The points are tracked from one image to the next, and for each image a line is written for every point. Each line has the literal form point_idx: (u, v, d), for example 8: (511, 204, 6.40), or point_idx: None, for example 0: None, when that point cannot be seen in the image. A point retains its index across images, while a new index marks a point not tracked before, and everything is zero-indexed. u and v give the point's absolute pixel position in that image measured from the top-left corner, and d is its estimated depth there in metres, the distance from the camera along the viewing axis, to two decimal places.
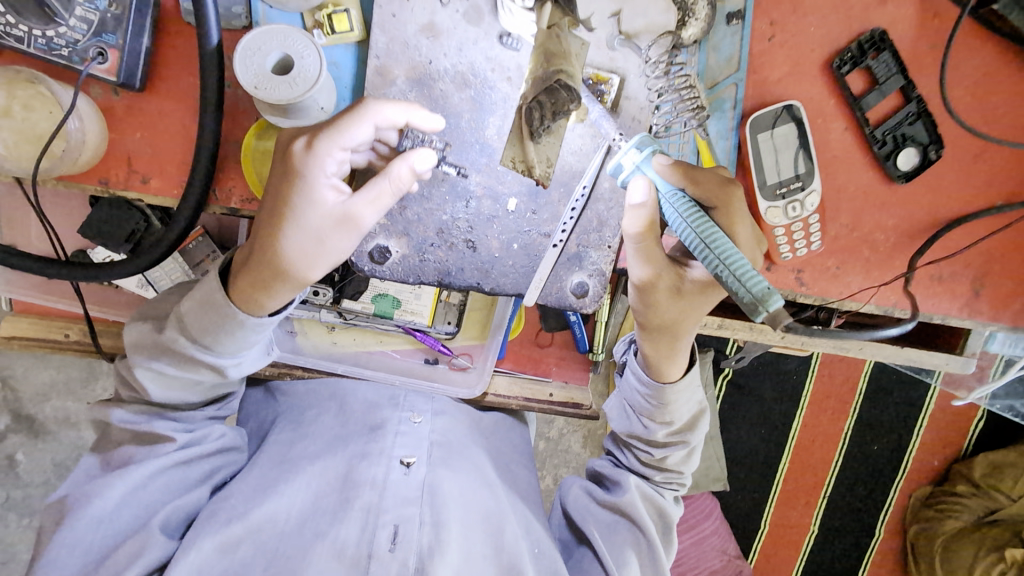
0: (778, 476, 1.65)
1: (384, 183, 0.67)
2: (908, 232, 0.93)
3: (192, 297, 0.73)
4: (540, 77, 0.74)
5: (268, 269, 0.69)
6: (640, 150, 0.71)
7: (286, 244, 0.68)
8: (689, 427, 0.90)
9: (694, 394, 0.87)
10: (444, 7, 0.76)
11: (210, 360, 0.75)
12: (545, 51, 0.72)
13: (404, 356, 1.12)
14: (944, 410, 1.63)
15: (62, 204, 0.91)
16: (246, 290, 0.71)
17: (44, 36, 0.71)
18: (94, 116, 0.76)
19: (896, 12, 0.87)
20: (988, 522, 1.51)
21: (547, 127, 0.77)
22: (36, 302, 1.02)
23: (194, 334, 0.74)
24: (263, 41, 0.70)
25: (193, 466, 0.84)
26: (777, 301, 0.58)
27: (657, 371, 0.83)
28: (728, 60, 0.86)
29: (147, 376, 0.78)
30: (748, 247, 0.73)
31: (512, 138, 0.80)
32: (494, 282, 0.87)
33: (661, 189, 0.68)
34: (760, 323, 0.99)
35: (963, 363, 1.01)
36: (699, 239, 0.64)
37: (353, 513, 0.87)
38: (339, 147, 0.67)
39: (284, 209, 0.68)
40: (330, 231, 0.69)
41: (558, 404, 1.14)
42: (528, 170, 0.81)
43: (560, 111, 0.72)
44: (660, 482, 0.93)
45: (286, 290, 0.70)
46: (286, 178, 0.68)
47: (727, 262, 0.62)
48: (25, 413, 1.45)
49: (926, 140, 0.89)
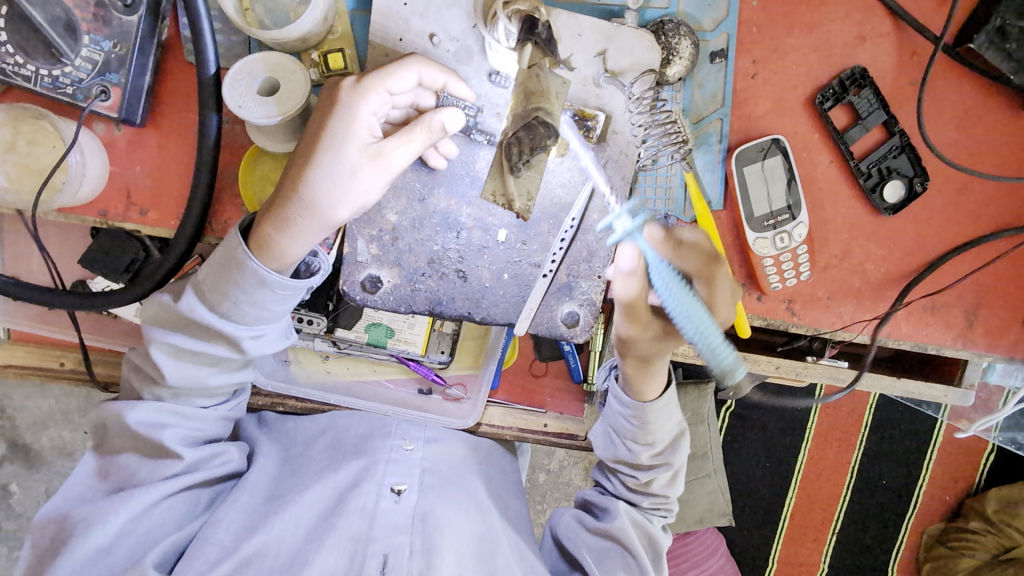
0: (784, 510, 1.61)
1: (419, 128, 0.68)
2: (899, 262, 0.93)
3: (213, 258, 0.72)
4: (520, 114, 0.75)
5: (297, 204, 0.69)
6: (633, 219, 0.77)
7: (317, 178, 0.69)
8: (672, 449, 0.90)
9: (674, 414, 0.89)
10: (436, 46, 0.79)
11: (228, 330, 0.74)
12: (525, 91, 0.74)
13: (397, 386, 1.11)
14: (952, 442, 1.60)
15: (63, 235, 0.93)
16: (271, 223, 0.70)
17: (50, 75, 0.74)
18: (96, 150, 0.79)
19: (876, 50, 0.90)
20: (1004, 560, 1.45)
21: (525, 163, 0.77)
22: (34, 331, 1.03)
23: (213, 300, 0.73)
24: (253, 67, 0.74)
25: (194, 495, 0.82)
26: (741, 371, 0.73)
27: (636, 390, 0.86)
28: (713, 96, 0.89)
29: (164, 353, 0.76)
30: (726, 307, 0.76)
31: (492, 173, 0.81)
32: (485, 312, 0.87)
33: (651, 259, 0.74)
34: (753, 353, 0.97)
35: (961, 396, 1.00)
36: (680, 313, 0.74)
37: (339, 542, 0.84)
38: (383, 88, 0.69)
39: (321, 141, 0.69)
40: (361, 166, 0.69)
41: (553, 435, 1.13)
42: (507, 204, 0.82)
43: (539, 147, 0.73)
44: (648, 509, 0.92)
45: (310, 222, 0.70)
46: (328, 110, 0.69)
47: (706, 336, 0.72)
48: (22, 442, 1.44)
49: (910, 173, 0.91)
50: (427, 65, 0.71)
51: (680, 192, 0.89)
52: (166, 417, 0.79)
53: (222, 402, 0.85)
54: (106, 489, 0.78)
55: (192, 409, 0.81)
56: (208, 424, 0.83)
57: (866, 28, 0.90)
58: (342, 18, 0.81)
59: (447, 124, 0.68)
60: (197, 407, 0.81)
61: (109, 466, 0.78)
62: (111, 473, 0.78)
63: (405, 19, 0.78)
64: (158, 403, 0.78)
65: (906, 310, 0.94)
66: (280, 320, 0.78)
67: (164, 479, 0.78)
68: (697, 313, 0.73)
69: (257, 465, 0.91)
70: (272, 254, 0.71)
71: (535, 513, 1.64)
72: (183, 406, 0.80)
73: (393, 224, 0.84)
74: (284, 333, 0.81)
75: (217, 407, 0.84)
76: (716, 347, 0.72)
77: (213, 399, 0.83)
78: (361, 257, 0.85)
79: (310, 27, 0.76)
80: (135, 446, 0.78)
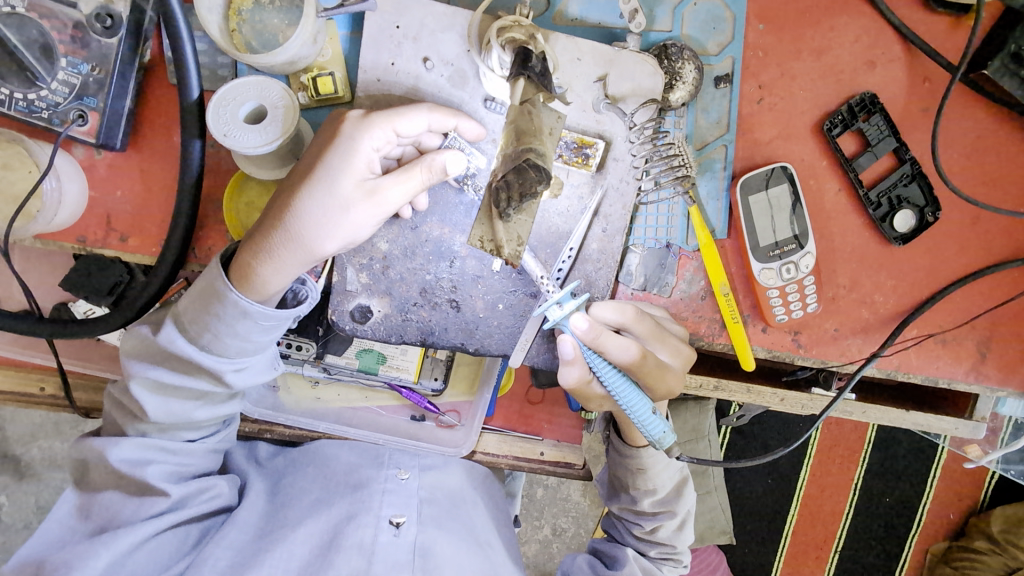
0: (786, 531, 1.57)
1: (418, 168, 0.65)
2: (909, 293, 0.90)
3: (191, 289, 0.68)
4: (510, 154, 0.69)
5: (284, 233, 0.65)
6: (564, 306, 0.70)
7: (306, 208, 0.65)
8: (678, 496, 0.93)
9: (672, 461, 0.92)
10: (429, 71, 0.76)
11: (209, 364, 0.70)
12: (516, 129, 0.67)
13: (389, 413, 1.06)
14: (956, 462, 1.55)
15: (45, 257, 0.90)
16: (250, 249, 0.66)
17: (26, 99, 0.72)
18: (74, 175, 0.77)
19: (886, 75, 0.87)
20: None
21: (516, 207, 0.68)
22: (14, 355, 0.99)
23: (193, 331, 0.68)
24: (240, 92, 0.70)
25: (182, 532, 0.76)
26: (669, 440, 0.75)
27: (631, 437, 0.90)
28: (717, 122, 0.85)
29: (145, 389, 0.71)
30: (664, 379, 0.76)
31: (480, 216, 0.71)
32: (479, 343, 0.84)
33: (586, 350, 0.71)
34: (757, 385, 0.92)
35: (973, 429, 0.95)
36: (619, 398, 0.73)
37: None
38: (390, 125, 0.66)
39: (316, 171, 0.65)
40: (354, 202, 0.65)
41: (549, 464, 1.09)
42: (495, 250, 0.72)
43: (528, 193, 0.67)
44: (657, 557, 0.93)
45: (293, 253, 0.66)
46: (328, 141, 0.66)
47: (636, 414, 0.73)
48: (11, 454, 1.40)
49: (921, 202, 0.87)
50: (437, 109, 0.69)
51: (683, 220, 0.85)
52: (151, 453, 0.73)
53: (211, 433, 0.80)
54: (87, 531, 0.71)
55: (178, 444, 0.75)
56: (195, 458, 0.78)
57: (876, 53, 0.87)
58: (333, 40, 0.78)
59: (448, 166, 0.65)
60: (183, 441, 0.76)
61: (91, 505, 0.72)
62: (93, 513, 0.72)
63: (397, 42, 0.76)
64: (142, 440, 0.73)
65: (917, 343, 0.91)
66: (264, 351, 0.74)
67: (148, 518, 0.72)
68: (634, 397, 0.73)
69: (248, 500, 0.84)
70: (251, 282, 0.67)
71: (531, 530, 1.59)
72: (170, 441, 0.75)
73: (384, 252, 0.81)
74: (270, 364, 0.77)
75: (205, 440, 0.79)
76: (651, 425, 0.74)
77: (200, 431, 0.78)
78: (350, 286, 0.82)
79: (298, 51, 0.73)
80: (118, 483, 0.72)
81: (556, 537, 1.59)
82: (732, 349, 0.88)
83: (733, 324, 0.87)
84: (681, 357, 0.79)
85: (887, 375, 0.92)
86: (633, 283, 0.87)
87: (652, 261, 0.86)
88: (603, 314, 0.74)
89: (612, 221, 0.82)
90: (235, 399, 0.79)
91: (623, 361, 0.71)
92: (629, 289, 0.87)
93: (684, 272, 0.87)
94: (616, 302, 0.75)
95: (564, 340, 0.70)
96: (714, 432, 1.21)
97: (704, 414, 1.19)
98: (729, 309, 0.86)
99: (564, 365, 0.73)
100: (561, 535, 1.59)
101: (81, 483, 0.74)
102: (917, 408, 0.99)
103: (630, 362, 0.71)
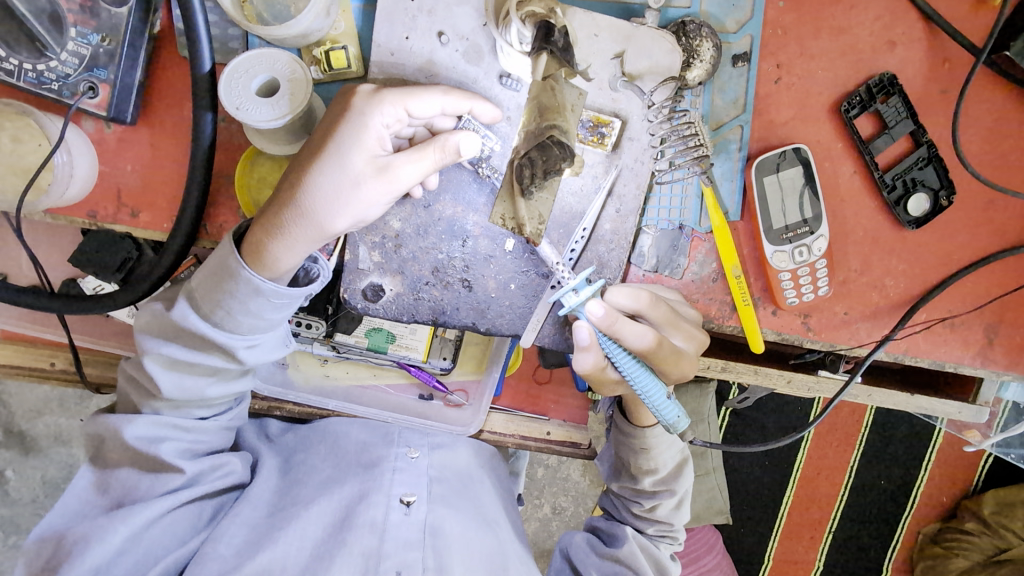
0: (782, 510, 1.59)
1: (432, 147, 0.64)
2: (921, 277, 0.90)
3: (203, 267, 0.68)
4: (532, 131, 0.71)
5: (294, 209, 0.65)
6: (581, 291, 0.71)
7: (317, 185, 0.64)
8: (676, 476, 0.93)
9: (676, 441, 0.93)
10: (444, 45, 0.75)
11: (222, 340, 0.69)
12: (539, 105, 0.69)
13: (397, 391, 1.07)
14: (952, 445, 1.58)
15: (53, 232, 0.90)
16: (260, 225, 0.66)
17: (35, 70, 0.71)
18: (83, 148, 0.75)
19: (906, 55, 0.86)
20: (997, 561, 1.42)
21: (538, 184, 0.72)
22: (22, 331, 0.99)
23: (206, 309, 0.68)
24: (252, 65, 0.69)
25: (196, 508, 0.77)
26: (683, 424, 0.76)
27: (635, 417, 0.90)
28: (734, 102, 0.84)
29: (158, 365, 0.71)
30: (676, 364, 0.75)
31: (502, 195, 0.76)
32: (490, 323, 0.84)
33: (602, 334, 0.72)
34: (765, 366, 0.92)
35: (975, 413, 0.97)
36: (634, 383, 0.74)
37: (350, 558, 0.77)
38: (402, 103, 0.65)
39: (327, 147, 0.65)
40: (366, 179, 0.64)
41: (556, 443, 1.10)
42: (517, 227, 0.76)
43: (551, 170, 0.70)
44: (654, 535, 0.94)
45: (304, 229, 0.65)
46: (339, 116, 0.65)
47: (650, 397, 0.74)
48: (17, 429, 1.41)
49: (936, 185, 0.87)
50: (451, 92, 0.69)
51: (696, 202, 0.85)
52: (165, 431, 0.74)
53: (222, 411, 0.81)
54: (105, 505, 0.72)
55: (191, 421, 0.76)
56: (209, 435, 0.79)
57: (896, 32, 0.85)
58: (346, 14, 0.77)
59: (463, 147, 0.65)
60: (195, 419, 0.77)
61: (108, 480, 0.73)
62: (111, 488, 0.72)
63: (412, 16, 0.75)
64: (156, 417, 0.73)
65: (926, 328, 0.91)
66: (276, 329, 0.73)
67: (164, 494, 0.73)
68: (648, 381, 0.73)
69: (261, 477, 0.85)
70: (262, 259, 0.66)
71: (531, 508, 1.62)
72: (182, 418, 0.76)
73: (397, 231, 0.81)
74: (282, 341, 0.77)
75: (217, 417, 0.79)
76: (665, 408, 0.74)
77: (212, 409, 0.79)
78: (362, 264, 0.81)
79: (312, 23, 0.71)
80: (134, 460, 0.73)
81: (556, 515, 1.61)
82: (742, 331, 0.88)
83: (744, 306, 0.87)
84: (694, 343, 0.78)
85: (895, 359, 0.92)
86: (644, 264, 0.86)
87: (664, 243, 0.86)
88: (616, 299, 0.74)
89: (626, 201, 0.82)
90: (247, 376, 0.79)
91: (638, 347, 0.71)
92: (641, 270, 0.87)
93: (696, 254, 0.87)
94: (630, 289, 0.75)
95: (579, 326, 0.69)
96: (715, 415, 1.22)
97: (705, 397, 1.19)
98: (739, 291, 0.86)
99: (577, 351, 0.72)
100: (561, 513, 1.61)
101: (97, 459, 0.75)
102: (920, 392, 1.00)
103: (645, 348, 0.71)
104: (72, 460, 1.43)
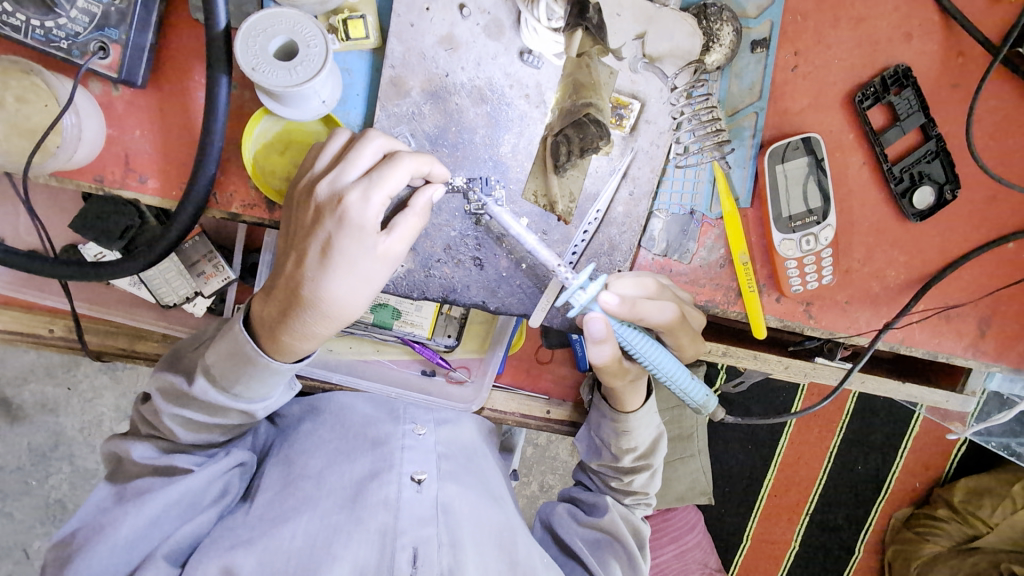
0: (763, 490, 1.64)
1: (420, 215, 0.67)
2: (921, 269, 0.92)
3: (215, 350, 0.67)
4: (566, 108, 0.77)
5: (323, 316, 0.65)
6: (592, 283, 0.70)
7: (338, 292, 0.64)
8: (652, 450, 0.94)
9: (653, 418, 0.93)
10: (465, 19, 0.76)
11: (242, 407, 0.70)
12: (575, 82, 0.75)
13: (399, 367, 1.08)
14: (928, 433, 1.63)
15: (55, 194, 0.88)
16: (277, 338, 0.66)
17: (43, 26, 0.69)
18: (92, 110, 0.73)
19: (921, 48, 0.86)
20: (967, 548, 1.49)
21: (572, 162, 0.77)
22: (17, 296, 0.97)
23: (225, 385, 0.68)
24: (270, 24, 0.66)
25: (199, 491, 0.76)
26: (712, 402, 0.78)
27: (619, 402, 0.89)
28: (750, 88, 0.84)
29: (178, 425, 0.72)
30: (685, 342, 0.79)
31: (535, 171, 0.79)
32: (500, 301, 0.83)
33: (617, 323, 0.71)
34: (764, 352, 0.94)
35: (962, 402, 1.01)
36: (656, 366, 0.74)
37: (368, 535, 0.77)
38: (388, 189, 0.63)
39: (337, 256, 0.63)
40: (379, 269, 0.65)
41: (554, 422, 1.11)
42: (549, 206, 0.80)
43: (589, 148, 0.74)
44: (631, 504, 0.96)
45: (329, 327, 0.66)
46: (340, 228, 0.63)
47: (670, 378, 0.75)
48: (3, 396, 1.39)
49: (941, 179, 0.88)
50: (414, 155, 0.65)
51: (708, 187, 0.86)
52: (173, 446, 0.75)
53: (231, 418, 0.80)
54: None
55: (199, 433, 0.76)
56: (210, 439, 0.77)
57: (913, 24, 0.86)
58: None
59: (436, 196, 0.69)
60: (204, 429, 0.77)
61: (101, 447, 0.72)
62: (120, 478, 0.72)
63: None
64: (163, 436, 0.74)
65: (923, 318, 0.93)
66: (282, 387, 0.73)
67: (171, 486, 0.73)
68: (670, 363, 0.74)
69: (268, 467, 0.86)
70: (285, 353, 0.67)
71: (519, 485, 1.64)
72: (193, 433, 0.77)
73: None
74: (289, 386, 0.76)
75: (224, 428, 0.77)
76: (693, 390, 0.76)
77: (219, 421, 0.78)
78: None
79: None
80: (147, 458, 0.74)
81: (543, 492, 1.64)
82: (745, 317, 0.90)
83: (749, 292, 0.88)
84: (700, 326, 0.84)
85: (891, 348, 0.94)
86: (654, 248, 0.86)
87: (674, 227, 0.87)
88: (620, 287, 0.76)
89: (639, 185, 0.82)
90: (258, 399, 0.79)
91: (663, 321, 0.74)
92: (651, 254, 0.87)
93: (705, 239, 0.88)
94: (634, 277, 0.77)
95: (593, 317, 0.70)
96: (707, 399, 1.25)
97: None
98: (746, 277, 0.88)
99: (593, 346, 0.72)
100: (548, 491, 1.65)
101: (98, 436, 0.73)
102: (911, 381, 1.04)
103: (669, 320, 0.74)
104: (60, 429, 1.42)
